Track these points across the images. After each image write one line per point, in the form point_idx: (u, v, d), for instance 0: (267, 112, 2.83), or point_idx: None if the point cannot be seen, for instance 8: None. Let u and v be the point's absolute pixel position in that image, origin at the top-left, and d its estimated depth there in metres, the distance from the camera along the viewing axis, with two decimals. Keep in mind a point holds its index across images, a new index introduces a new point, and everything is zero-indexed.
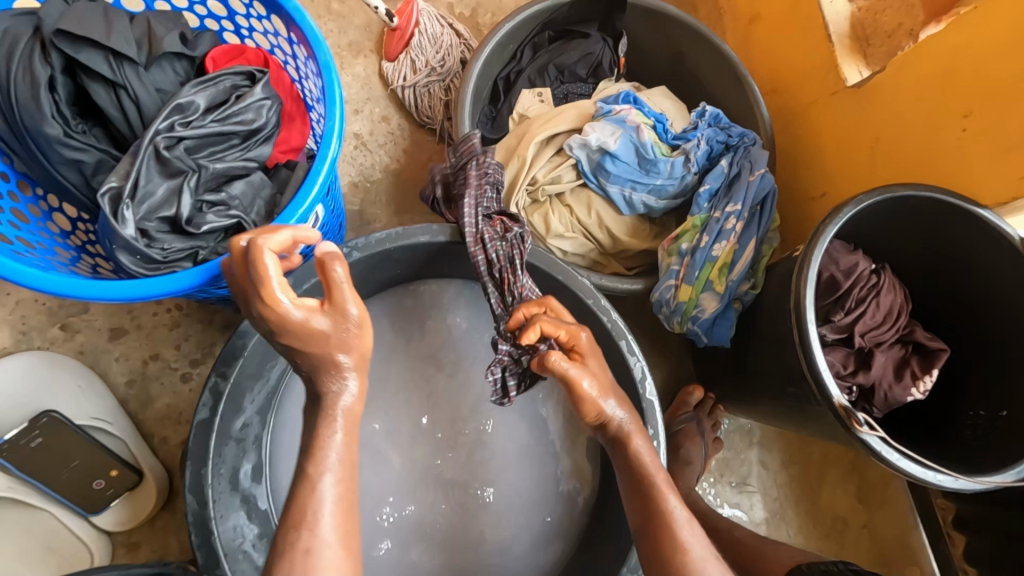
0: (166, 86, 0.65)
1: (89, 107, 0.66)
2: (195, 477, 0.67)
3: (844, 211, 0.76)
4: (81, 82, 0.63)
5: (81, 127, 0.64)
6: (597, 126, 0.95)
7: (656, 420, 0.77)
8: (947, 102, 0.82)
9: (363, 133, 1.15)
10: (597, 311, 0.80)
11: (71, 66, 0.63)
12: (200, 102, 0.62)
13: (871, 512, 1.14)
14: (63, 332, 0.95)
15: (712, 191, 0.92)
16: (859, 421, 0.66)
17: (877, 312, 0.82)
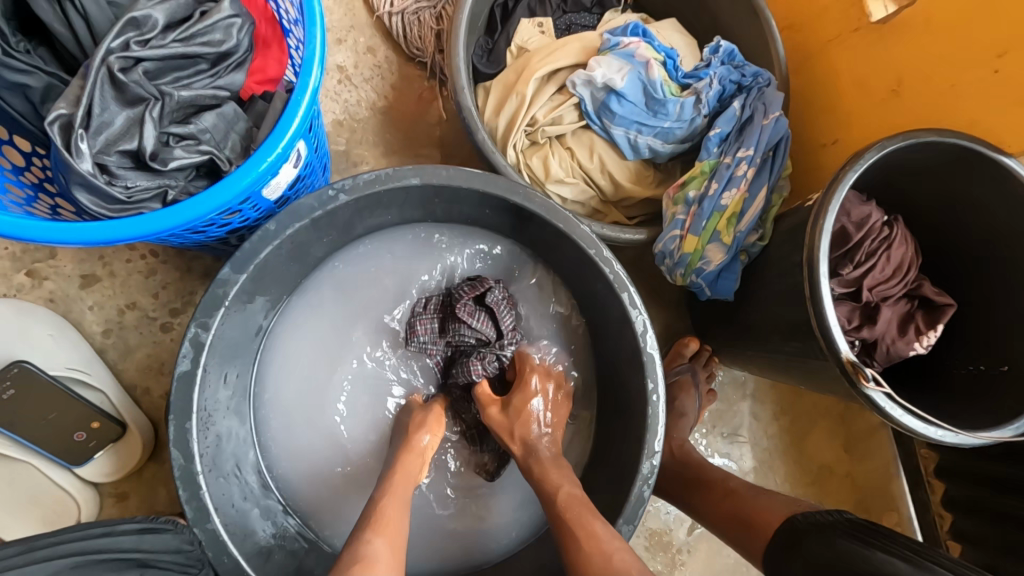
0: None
1: (32, 22, 0.57)
2: (179, 431, 0.63)
3: (866, 156, 0.71)
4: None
5: (24, 46, 0.56)
6: (603, 61, 0.88)
7: (657, 374, 0.75)
8: (981, 39, 0.76)
9: (347, 65, 1.05)
10: (599, 262, 0.76)
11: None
12: (158, 17, 0.54)
13: (855, 462, 1.17)
14: (30, 279, 0.89)
15: (723, 135, 0.87)
16: (866, 377, 0.65)
17: (887, 266, 0.79)
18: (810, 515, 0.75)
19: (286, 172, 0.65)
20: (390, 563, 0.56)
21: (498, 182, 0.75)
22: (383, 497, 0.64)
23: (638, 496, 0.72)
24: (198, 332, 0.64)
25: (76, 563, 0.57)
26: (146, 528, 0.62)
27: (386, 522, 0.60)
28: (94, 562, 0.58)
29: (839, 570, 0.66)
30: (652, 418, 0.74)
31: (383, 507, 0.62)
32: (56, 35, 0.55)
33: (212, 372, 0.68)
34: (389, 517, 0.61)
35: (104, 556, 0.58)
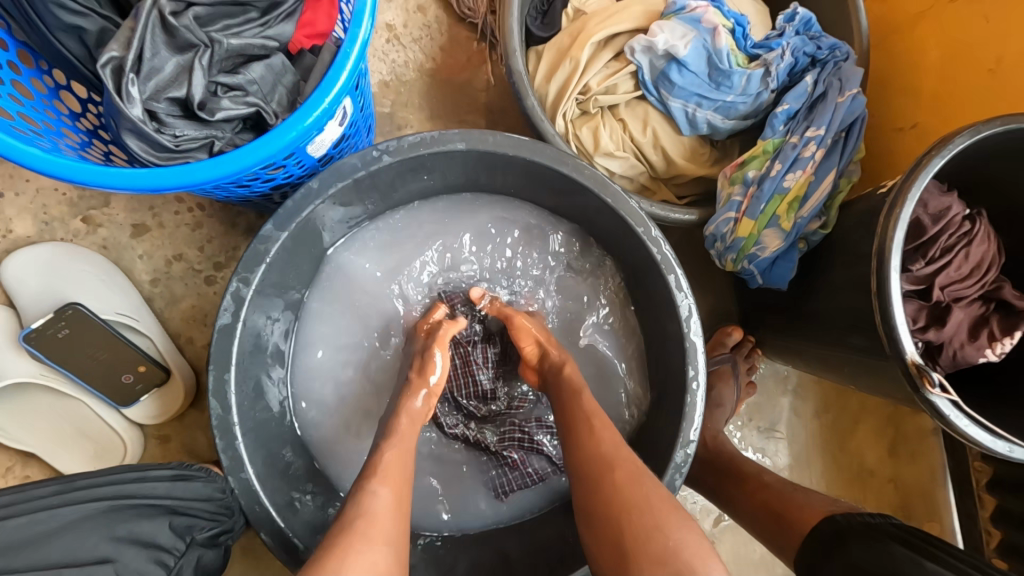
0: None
1: None
2: (219, 382, 0.65)
3: (956, 142, 0.64)
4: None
5: None
6: (666, 26, 0.82)
7: (699, 361, 0.72)
8: None
9: (396, 24, 1.02)
10: (645, 241, 0.73)
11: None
12: None
13: (901, 466, 1.10)
14: (86, 225, 0.92)
15: (791, 112, 0.80)
16: (932, 382, 0.60)
17: (964, 264, 0.73)
18: (857, 517, 0.70)
19: (331, 129, 0.64)
20: (390, 511, 0.56)
21: (543, 151, 0.72)
22: (384, 447, 0.63)
23: (669, 484, 0.70)
24: (239, 286, 0.65)
25: (111, 507, 0.59)
26: (181, 476, 0.65)
27: (389, 471, 0.59)
28: (126, 508, 0.60)
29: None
30: (689, 406, 0.71)
31: (383, 456, 0.61)
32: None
33: (252, 327, 0.69)
34: (391, 465, 0.60)
35: (141, 501, 0.61)
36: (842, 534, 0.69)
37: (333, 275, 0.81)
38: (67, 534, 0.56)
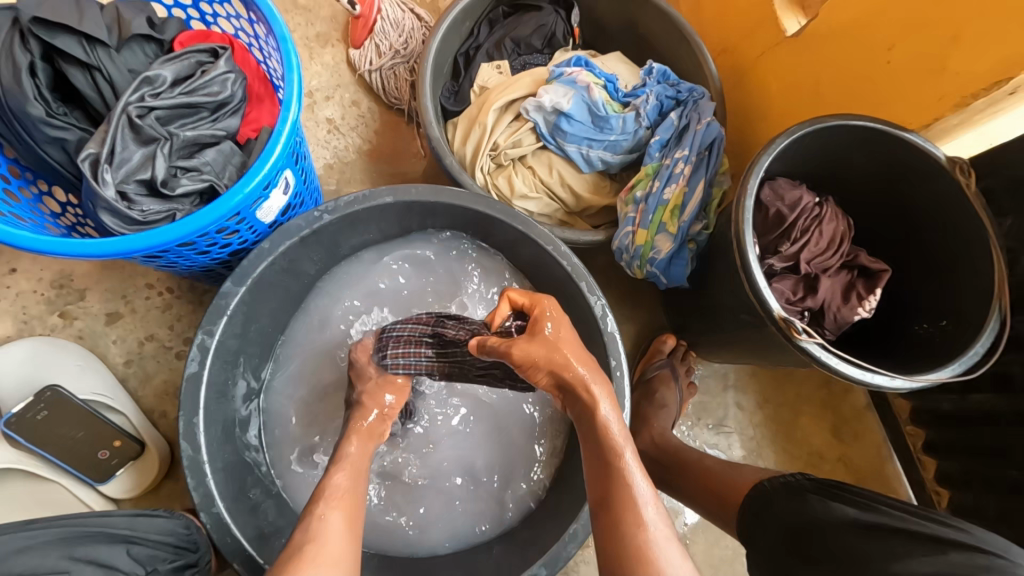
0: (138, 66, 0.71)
1: (70, 92, 0.71)
2: (188, 426, 0.71)
3: (777, 143, 0.80)
4: (65, 70, 0.68)
5: (61, 109, 0.69)
6: (550, 89, 1.00)
7: (618, 352, 0.82)
8: (870, 38, 0.86)
9: (336, 117, 1.20)
10: (556, 257, 0.85)
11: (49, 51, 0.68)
12: (164, 71, 0.68)
13: (847, 444, 1.17)
14: (62, 320, 1.01)
15: (663, 141, 0.97)
16: (798, 329, 0.72)
17: (821, 240, 0.87)
18: (776, 479, 0.73)
19: (277, 196, 0.77)
20: (347, 538, 0.61)
21: (456, 193, 0.85)
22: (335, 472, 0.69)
23: None
24: (204, 337, 0.73)
25: (70, 535, 0.64)
26: (141, 513, 0.70)
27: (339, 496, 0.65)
28: (87, 534, 0.65)
29: (802, 530, 0.63)
30: (617, 394, 0.81)
31: (337, 482, 0.68)
32: (93, 99, 0.69)
33: (217, 375, 0.77)
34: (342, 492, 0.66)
35: (101, 528, 0.66)
36: (767, 500, 0.71)
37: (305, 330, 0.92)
38: (27, 554, 0.61)
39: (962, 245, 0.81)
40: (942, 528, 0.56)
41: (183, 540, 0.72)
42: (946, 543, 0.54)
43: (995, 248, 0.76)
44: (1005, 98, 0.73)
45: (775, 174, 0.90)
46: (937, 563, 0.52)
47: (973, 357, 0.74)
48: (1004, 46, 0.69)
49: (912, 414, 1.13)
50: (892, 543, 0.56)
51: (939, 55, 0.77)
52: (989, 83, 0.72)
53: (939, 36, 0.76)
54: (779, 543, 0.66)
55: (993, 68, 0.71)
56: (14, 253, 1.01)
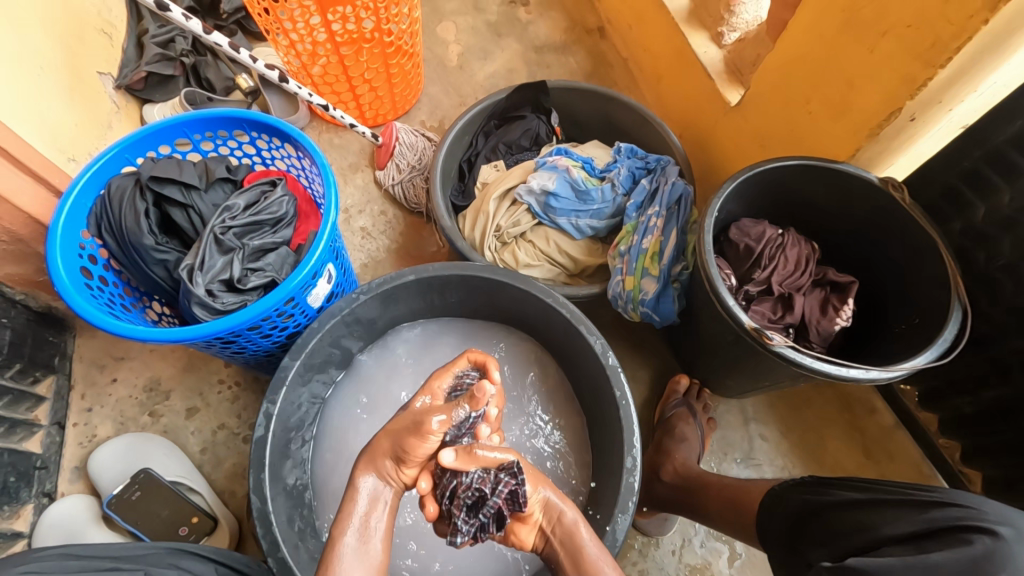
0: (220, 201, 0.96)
1: (171, 226, 0.95)
2: (258, 480, 0.84)
3: (726, 186, 0.94)
4: (169, 210, 0.92)
5: (164, 238, 0.92)
6: (537, 176, 1.20)
7: (621, 382, 0.92)
8: (791, 96, 1.04)
9: (368, 226, 1.44)
10: (555, 307, 0.99)
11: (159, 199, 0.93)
12: (237, 200, 0.91)
13: (881, 465, 1.17)
14: (151, 417, 1.19)
15: (638, 203, 1.14)
16: (770, 337, 0.83)
17: (788, 263, 0.98)
18: (784, 482, 0.87)
19: (322, 285, 0.96)
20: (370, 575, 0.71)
21: (466, 265, 1.02)
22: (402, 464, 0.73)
23: (627, 485, 0.85)
24: (268, 404, 0.88)
25: (174, 549, 0.75)
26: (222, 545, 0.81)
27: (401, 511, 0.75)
28: (185, 553, 0.75)
29: (813, 520, 0.77)
30: (625, 419, 0.90)
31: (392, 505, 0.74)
32: (189, 228, 0.92)
33: (278, 438, 0.90)
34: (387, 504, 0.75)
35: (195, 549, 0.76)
36: (779, 496, 0.85)
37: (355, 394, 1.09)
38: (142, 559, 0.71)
39: (913, 249, 0.91)
40: (925, 493, 0.70)
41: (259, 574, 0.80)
42: (927, 504, 0.68)
43: (939, 245, 0.86)
44: (908, 122, 0.88)
45: (738, 215, 1.04)
46: (923, 522, 0.66)
47: (945, 342, 0.80)
48: (888, 85, 0.85)
49: (939, 424, 1.14)
50: (879, 512, 0.70)
51: (845, 99, 0.94)
52: (888, 113, 0.87)
53: (841, 84, 0.93)
54: (796, 530, 0.80)
55: (886, 105, 0.87)
56: (116, 365, 1.23)
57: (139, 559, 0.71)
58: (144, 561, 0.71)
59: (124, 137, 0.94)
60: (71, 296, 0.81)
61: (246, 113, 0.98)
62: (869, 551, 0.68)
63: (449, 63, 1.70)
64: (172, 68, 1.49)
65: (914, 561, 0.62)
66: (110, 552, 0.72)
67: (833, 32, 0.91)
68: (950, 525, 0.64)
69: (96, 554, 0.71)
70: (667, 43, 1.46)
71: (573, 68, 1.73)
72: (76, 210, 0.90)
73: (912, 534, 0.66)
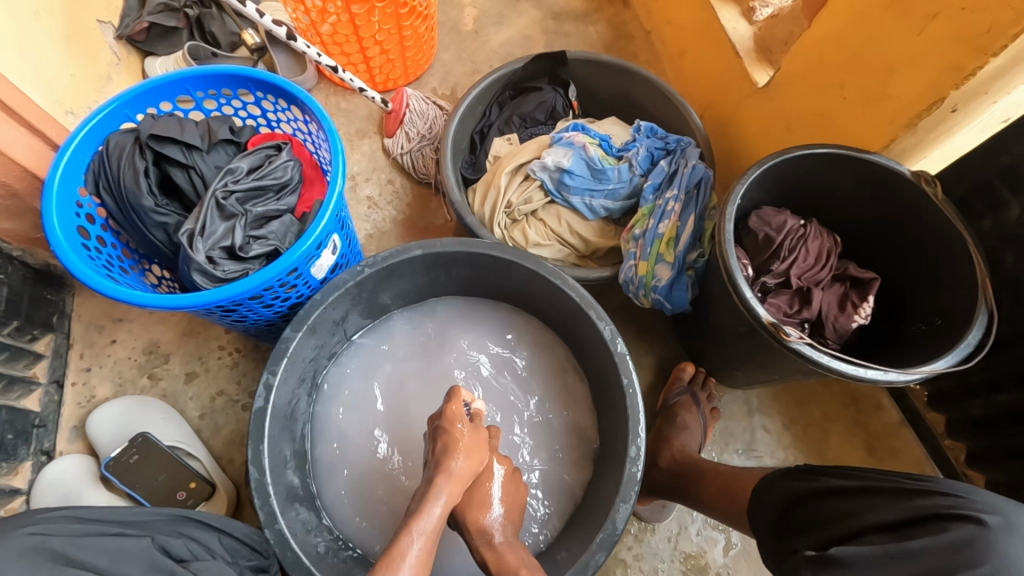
0: (223, 164, 0.92)
1: (171, 188, 0.92)
2: (256, 452, 0.83)
3: (750, 173, 0.90)
4: (169, 170, 0.89)
5: (164, 200, 0.89)
6: (552, 152, 1.16)
7: (630, 371, 0.90)
8: (824, 80, 0.99)
9: (374, 195, 1.40)
10: (565, 290, 0.96)
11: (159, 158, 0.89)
12: (241, 164, 0.88)
13: (883, 462, 1.16)
14: (150, 380, 1.18)
15: (655, 186, 1.10)
16: (787, 332, 0.81)
17: (808, 256, 0.95)
18: (775, 471, 0.85)
19: (326, 256, 0.93)
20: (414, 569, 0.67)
21: (474, 243, 0.98)
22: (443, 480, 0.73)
23: (630, 474, 0.84)
24: (269, 375, 0.86)
25: (177, 517, 0.74)
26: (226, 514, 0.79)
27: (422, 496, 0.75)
28: (189, 520, 0.74)
29: (803, 510, 0.76)
30: (631, 408, 0.88)
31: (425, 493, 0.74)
32: (190, 190, 0.89)
33: (278, 410, 0.89)
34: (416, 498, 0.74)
35: (199, 518, 0.75)
36: (769, 485, 0.84)
37: (362, 365, 1.07)
38: (146, 525, 0.70)
39: (939, 247, 0.88)
40: (914, 482, 0.68)
41: (259, 543, 0.79)
42: (914, 492, 0.65)
43: (970, 245, 0.82)
44: (948, 114, 0.83)
45: (759, 203, 1.00)
46: (907, 510, 0.64)
47: (967, 347, 0.78)
48: (931, 74, 0.81)
49: (946, 425, 1.12)
50: (865, 501, 0.69)
51: (884, 86, 0.89)
52: (928, 103, 0.83)
53: (881, 69, 0.88)
54: (784, 517, 0.79)
55: (929, 93, 0.82)
56: (115, 326, 1.21)
57: (143, 525, 0.70)
58: (148, 528, 0.70)
59: (123, 91, 0.90)
60: (68, 256, 0.78)
61: (252, 72, 0.93)
62: (853, 538, 0.67)
63: (463, 27, 1.63)
64: (175, 20, 1.43)
65: (896, 551, 0.61)
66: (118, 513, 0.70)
67: (877, 12, 0.86)
68: (935, 513, 0.62)
69: (101, 514, 0.68)
70: (694, 16, 1.39)
71: (592, 38, 1.65)
72: (73, 166, 0.87)
73: (897, 521, 0.64)
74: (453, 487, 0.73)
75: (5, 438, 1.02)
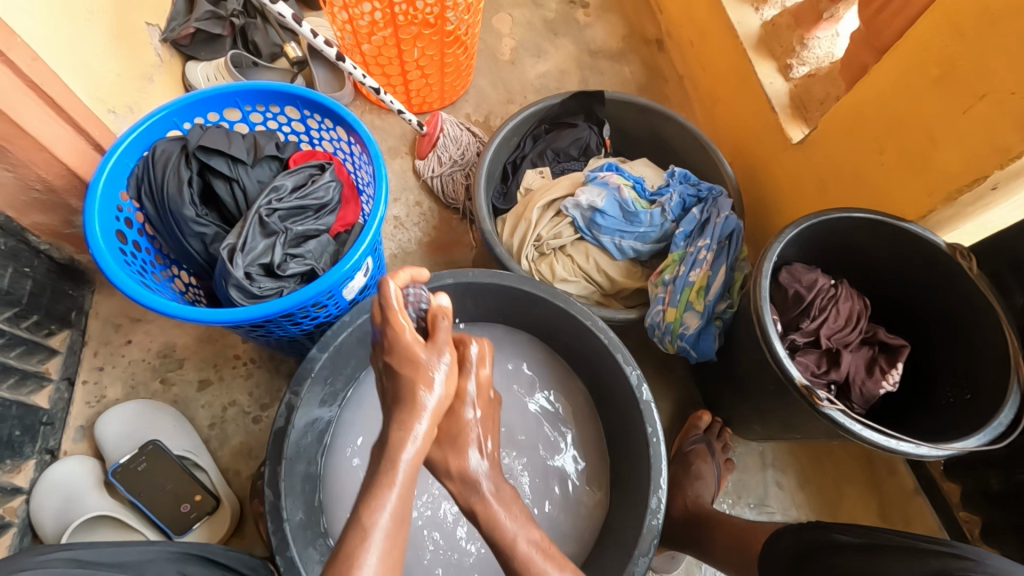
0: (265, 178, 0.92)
1: (211, 198, 0.92)
2: (273, 473, 0.81)
3: (788, 231, 0.91)
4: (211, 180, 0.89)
5: (205, 210, 0.89)
6: (586, 190, 1.17)
7: (654, 420, 0.89)
8: (862, 145, 1.01)
9: (401, 215, 1.41)
10: (594, 331, 0.96)
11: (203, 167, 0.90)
12: (284, 182, 0.88)
13: (896, 529, 1.15)
14: (162, 385, 1.16)
15: (687, 232, 1.11)
16: (820, 397, 0.80)
17: (838, 317, 0.95)
18: (790, 524, 0.86)
19: (359, 278, 0.93)
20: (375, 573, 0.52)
21: (506, 275, 0.98)
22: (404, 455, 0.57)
23: (649, 527, 0.82)
24: (292, 396, 0.86)
25: (182, 553, 0.72)
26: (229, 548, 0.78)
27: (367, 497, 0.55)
28: (195, 556, 0.73)
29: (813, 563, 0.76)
30: (654, 458, 0.87)
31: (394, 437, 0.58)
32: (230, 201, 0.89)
33: (298, 431, 0.88)
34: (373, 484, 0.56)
35: (205, 553, 0.74)
36: (780, 538, 0.85)
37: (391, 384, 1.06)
38: (151, 565, 0.68)
39: (970, 321, 0.88)
40: (925, 543, 0.68)
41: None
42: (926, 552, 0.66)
43: (1004, 322, 0.82)
44: (988, 191, 0.85)
45: (790, 259, 1.00)
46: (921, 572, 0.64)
47: (998, 427, 0.77)
48: (975, 151, 0.82)
49: (961, 496, 1.11)
50: (877, 559, 0.69)
51: (925, 157, 0.90)
52: (969, 179, 0.84)
53: (922, 141, 0.90)
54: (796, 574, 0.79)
55: (971, 170, 0.83)
56: (131, 326, 1.20)
57: (147, 566, 0.68)
58: (153, 568, 0.68)
59: (174, 100, 0.91)
60: (106, 261, 0.78)
61: (302, 91, 0.94)
62: None
63: (501, 57, 1.66)
64: (221, 27, 1.45)
65: None
66: (120, 552, 0.68)
67: (922, 87, 0.87)
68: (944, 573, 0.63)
69: (104, 556, 0.67)
70: (731, 66, 1.41)
71: (627, 78, 1.68)
72: (117, 170, 0.87)
73: None
74: (413, 452, 0.58)
75: (12, 434, 1.00)
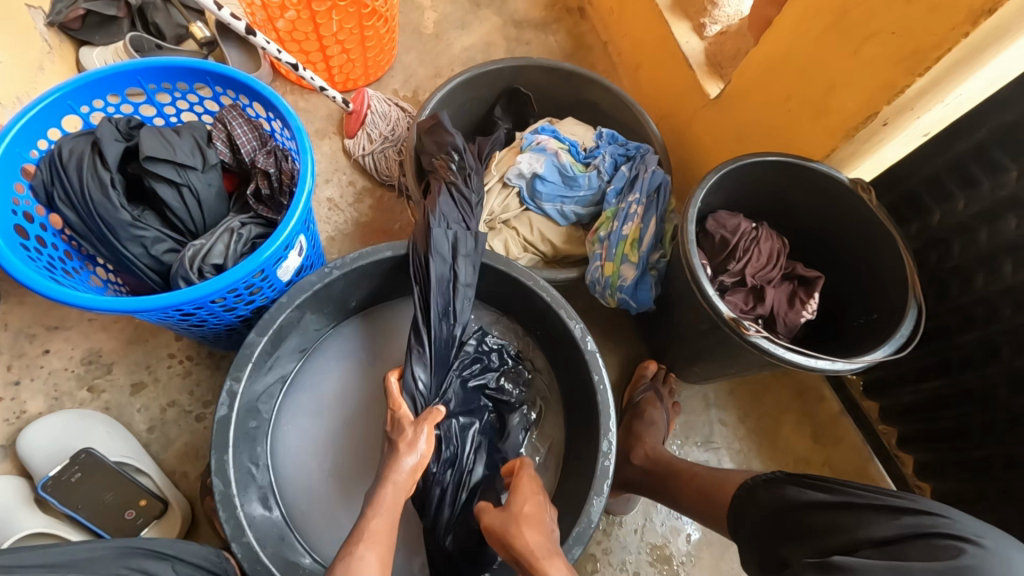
0: (215, 182, 0.91)
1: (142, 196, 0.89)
2: (220, 462, 0.79)
3: (710, 177, 0.96)
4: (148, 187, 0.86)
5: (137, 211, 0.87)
6: (526, 156, 1.19)
7: (600, 368, 0.92)
8: (771, 91, 1.06)
9: (335, 197, 1.37)
10: (536, 290, 0.97)
11: (136, 170, 0.87)
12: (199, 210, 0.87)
13: (826, 449, 1.25)
14: (90, 393, 1.09)
15: (618, 189, 1.14)
16: (747, 327, 0.86)
17: (761, 256, 1.02)
18: (755, 477, 0.94)
19: (293, 257, 0.90)
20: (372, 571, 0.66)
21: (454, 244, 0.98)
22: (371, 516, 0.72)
23: (602, 468, 0.86)
24: (233, 381, 0.82)
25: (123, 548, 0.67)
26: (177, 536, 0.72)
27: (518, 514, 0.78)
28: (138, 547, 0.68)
29: (786, 516, 0.84)
30: (602, 403, 0.91)
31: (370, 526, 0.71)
32: (172, 207, 0.87)
33: (242, 417, 0.85)
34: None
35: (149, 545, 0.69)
36: (749, 493, 0.92)
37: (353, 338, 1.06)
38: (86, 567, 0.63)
39: (872, 247, 0.97)
40: (894, 499, 0.77)
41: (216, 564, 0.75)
42: (899, 510, 0.75)
43: (899, 243, 0.91)
44: (880, 127, 0.92)
45: (715, 207, 1.05)
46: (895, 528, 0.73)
47: (901, 338, 0.86)
48: (868, 89, 0.89)
49: (878, 412, 1.22)
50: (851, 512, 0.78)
51: (825, 100, 0.97)
52: (865, 116, 0.91)
53: (821, 85, 0.96)
54: (773, 525, 0.86)
55: (865, 108, 0.90)
56: (48, 335, 1.12)
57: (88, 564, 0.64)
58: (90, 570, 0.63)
59: (67, 81, 0.84)
60: (7, 259, 0.72)
61: (209, 65, 0.89)
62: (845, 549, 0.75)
63: (424, 31, 1.63)
64: (115, 9, 1.33)
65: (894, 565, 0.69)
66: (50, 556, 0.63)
67: (819, 31, 0.93)
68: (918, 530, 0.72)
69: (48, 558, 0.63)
70: (650, 28, 1.45)
71: (552, 47, 1.70)
72: (7, 163, 0.80)
73: (887, 537, 0.73)
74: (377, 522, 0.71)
75: None
